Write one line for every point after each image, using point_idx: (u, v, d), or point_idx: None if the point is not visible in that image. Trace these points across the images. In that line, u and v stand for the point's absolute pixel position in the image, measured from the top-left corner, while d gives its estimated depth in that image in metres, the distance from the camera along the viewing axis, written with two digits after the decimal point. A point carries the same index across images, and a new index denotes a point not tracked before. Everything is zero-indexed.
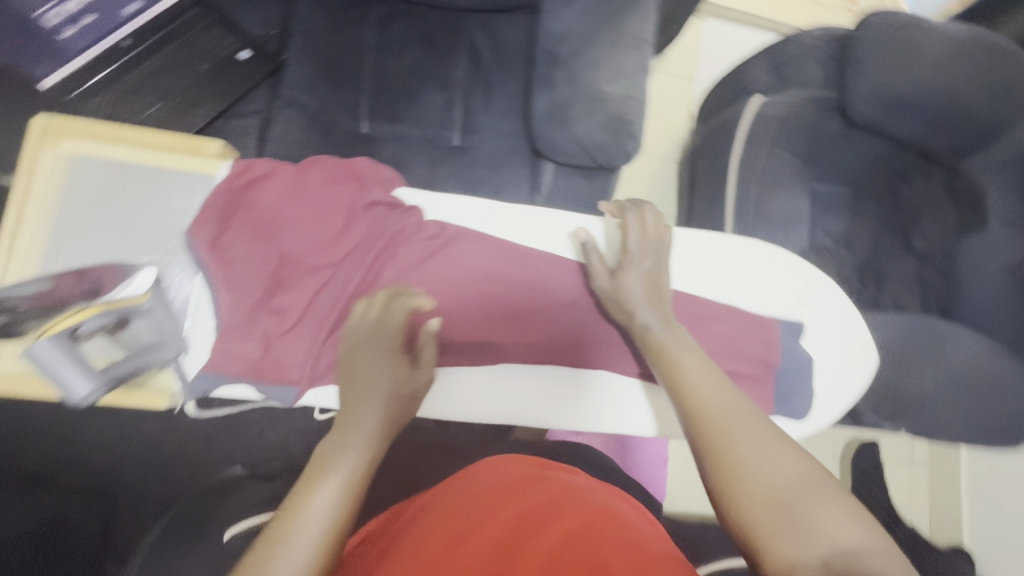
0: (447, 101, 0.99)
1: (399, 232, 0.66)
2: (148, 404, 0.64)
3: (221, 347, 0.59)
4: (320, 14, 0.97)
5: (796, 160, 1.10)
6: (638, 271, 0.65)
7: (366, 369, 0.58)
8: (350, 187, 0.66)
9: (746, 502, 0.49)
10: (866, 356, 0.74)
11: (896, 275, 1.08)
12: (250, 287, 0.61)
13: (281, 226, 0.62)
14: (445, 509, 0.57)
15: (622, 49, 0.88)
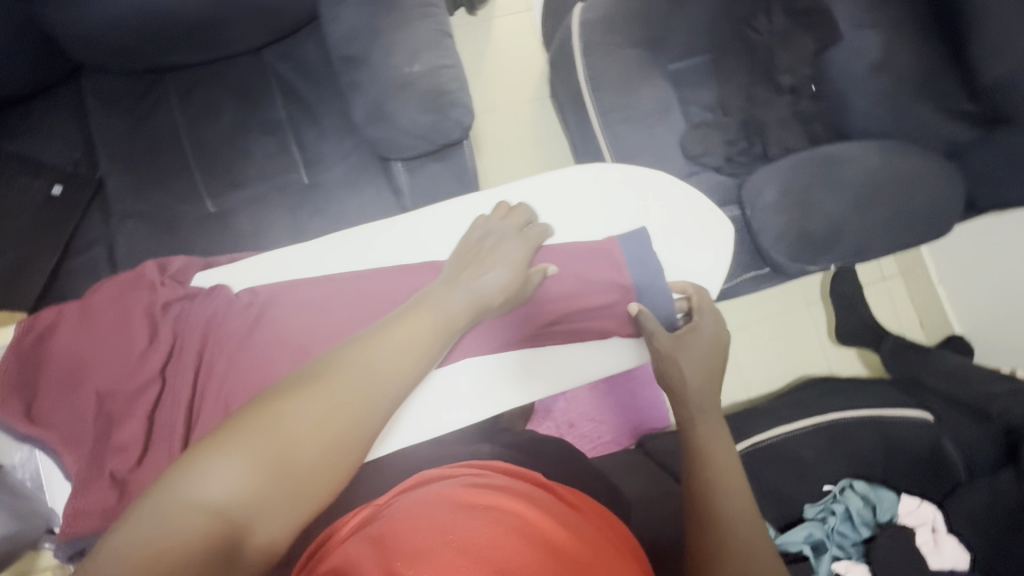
0: (278, 144, 0.95)
1: (217, 312, 0.59)
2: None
3: (75, 512, 0.51)
4: (114, 114, 0.91)
5: (643, 48, 1.05)
6: (691, 350, 0.71)
7: (481, 260, 0.64)
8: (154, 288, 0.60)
9: (707, 474, 0.63)
10: (717, 228, 0.81)
11: (776, 119, 1.06)
12: (86, 435, 0.54)
13: (94, 359, 0.56)
14: (414, 506, 0.53)
15: (410, 24, 0.84)
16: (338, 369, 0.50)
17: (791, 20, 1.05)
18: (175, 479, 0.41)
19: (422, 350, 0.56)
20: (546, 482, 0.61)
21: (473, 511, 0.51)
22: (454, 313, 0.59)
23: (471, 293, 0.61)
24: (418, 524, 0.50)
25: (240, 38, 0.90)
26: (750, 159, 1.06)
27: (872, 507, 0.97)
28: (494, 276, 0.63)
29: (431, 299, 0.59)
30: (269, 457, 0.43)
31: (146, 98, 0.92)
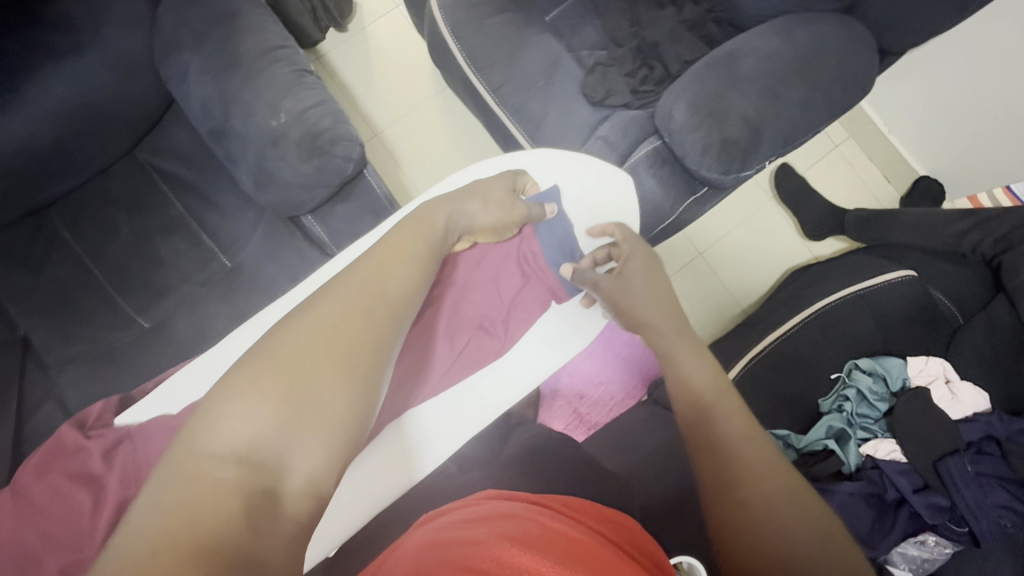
0: (188, 238, 0.93)
1: (152, 450, 0.56)
2: None
3: None
4: (10, 267, 0.88)
5: (512, 9, 1.01)
6: (636, 271, 0.70)
7: (481, 188, 0.70)
8: (81, 450, 0.57)
9: (710, 418, 0.58)
10: (623, 178, 0.81)
11: (665, 34, 1.00)
12: None
13: (41, 542, 0.52)
14: (422, 547, 0.51)
15: (261, 76, 0.80)
16: (332, 294, 0.49)
17: None
18: (192, 435, 0.39)
19: (418, 263, 0.58)
20: (539, 499, 0.59)
21: (482, 532, 0.49)
22: (435, 231, 0.63)
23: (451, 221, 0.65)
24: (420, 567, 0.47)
25: (105, 149, 0.89)
26: (655, 84, 1.02)
27: (884, 380, 0.94)
28: (480, 204, 0.69)
29: (419, 223, 0.62)
30: (283, 389, 0.42)
31: (38, 238, 0.90)
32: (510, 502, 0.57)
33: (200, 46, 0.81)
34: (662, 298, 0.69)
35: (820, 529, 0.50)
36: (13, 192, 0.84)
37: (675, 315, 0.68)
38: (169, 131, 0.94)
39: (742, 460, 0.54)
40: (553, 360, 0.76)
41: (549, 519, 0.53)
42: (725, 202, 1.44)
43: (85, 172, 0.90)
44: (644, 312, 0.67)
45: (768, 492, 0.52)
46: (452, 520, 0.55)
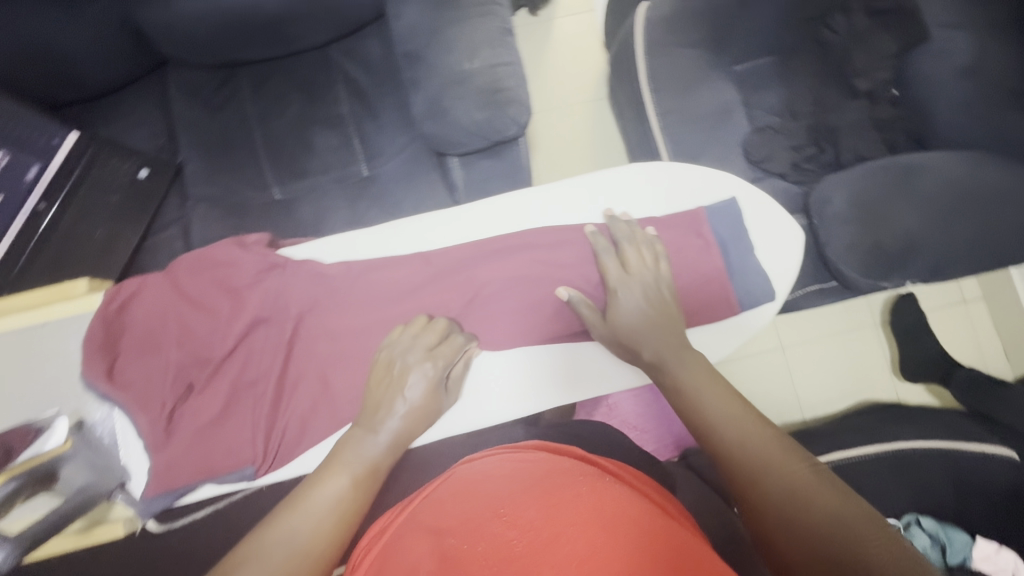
0: (343, 136, 1.00)
1: (298, 287, 0.66)
2: (110, 536, 0.63)
3: (163, 460, 0.60)
4: (194, 105, 0.99)
5: (706, 49, 1.02)
6: (626, 309, 0.63)
7: (386, 391, 0.61)
8: (231, 268, 0.66)
9: (738, 454, 0.51)
10: (797, 230, 0.71)
11: (849, 122, 0.99)
12: (162, 398, 0.62)
13: (166, 332, 0.63)
14: (461, 493, 0.52)
15: (469, 23, 0.85)
16: (261, 544, 0.51)
17: (871, 19, 0.99)
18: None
19: (365, 486, 0.58)
20: (592, 458, 0.58)
21: (521, 482, 0.50)
22: (371, 459, 0.59)
23: (389, 432, 0.60)
24: (457, 512, 0.48)
25: (308, 36, 0.96)
26: (818, 166, 1.00)
27: (943, 547, 0.90)
28: (393, 416, 0.60)
29: (349, 442, 0.59)
30: None
31: (223, 89, 1.00)
32: (566, 456, 0.56)
33: None
34: (657, 315, 0.63)
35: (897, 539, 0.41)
36: (226, 41, 0.93)
37: (668, 330, 0.62)
38: (364, 42, 1.01)
39: (781, 476, 0.47)
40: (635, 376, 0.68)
41: (598, 478, 0.52)
42: (828, 309, 1.39)
43: (285, 49, 0.98)
44: (643, 338, 0.62)
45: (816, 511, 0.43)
46: (484, 470, 0.55)
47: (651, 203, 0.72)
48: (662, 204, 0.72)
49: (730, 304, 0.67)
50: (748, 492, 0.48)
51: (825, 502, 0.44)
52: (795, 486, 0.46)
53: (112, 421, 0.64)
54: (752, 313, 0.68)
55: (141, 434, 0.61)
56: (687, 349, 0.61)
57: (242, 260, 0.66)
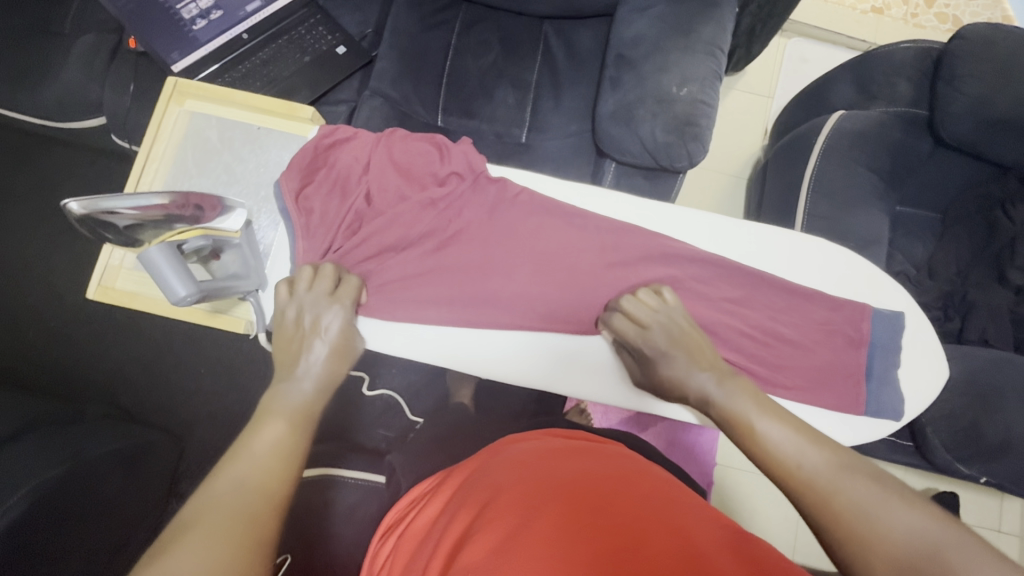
0: (521, 99, 1.05)
1: (486, 197, 0.70)
2: (226, 328, 0.69)
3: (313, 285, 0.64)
4: (411, 13, 1.05)
5: (878, 178, 1.03)
6: (659, 327, 0.63)
7: (298, 335, 0.58)
8: (431, 155, 0.70)
9: (779, 454, 0.48)
10: (940, 366, 0.70)
11: (988, 306, 0.97)
12: (328, 235, 0.67)
13: (356, 184, 0.68)
14: (523, 460, 0.52)
15: (692, 54, 0.89)
16: (203, 494, 0.41)
17: None
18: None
19: (344, 356, 0.59)
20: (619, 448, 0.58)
21: (563, 466, 0.49)
22: (303, 401, 0.52)
23: (314, 376, 0.55)
24: (494, 478, 0.49)
25: (539, 3, 1.02)
26: (939, 331, 0.99)
27: None
28: (316, 319, 0.60)
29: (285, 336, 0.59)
30: (236, 516, 0.40)
31: (441, 12, 1.06)
32: (614, 447, 0.56)
33: (673, 1, 0.92)
34: (688, 341, 0.62)
35: (951, 529, 0.39)
36: None
37: (704, 359, 0.61)
38: (581, 30, 1.06)
39: (816, 468, 0.45)
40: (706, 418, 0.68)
41: (635, 464, 0.51)
42: None
43: (511, 4, 1.04)
44: (668, 345, 0.62)
45: (882, 517, 0.41)
46: (553, 446, 0.54)
47: (815, 279, 0.71)
48: (829, 285, 0.71)
49: (857, 401, 0.67)
50: (814, 506, 0.44)
51: (849, 494, 0.43)
52: (843, 489, 0.43)
53: (270, 234, 0.70)
54: (871, 422, 0.68)
55: (293, 257, 0.66)
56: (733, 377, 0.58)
57: (458, 158, 0.70)
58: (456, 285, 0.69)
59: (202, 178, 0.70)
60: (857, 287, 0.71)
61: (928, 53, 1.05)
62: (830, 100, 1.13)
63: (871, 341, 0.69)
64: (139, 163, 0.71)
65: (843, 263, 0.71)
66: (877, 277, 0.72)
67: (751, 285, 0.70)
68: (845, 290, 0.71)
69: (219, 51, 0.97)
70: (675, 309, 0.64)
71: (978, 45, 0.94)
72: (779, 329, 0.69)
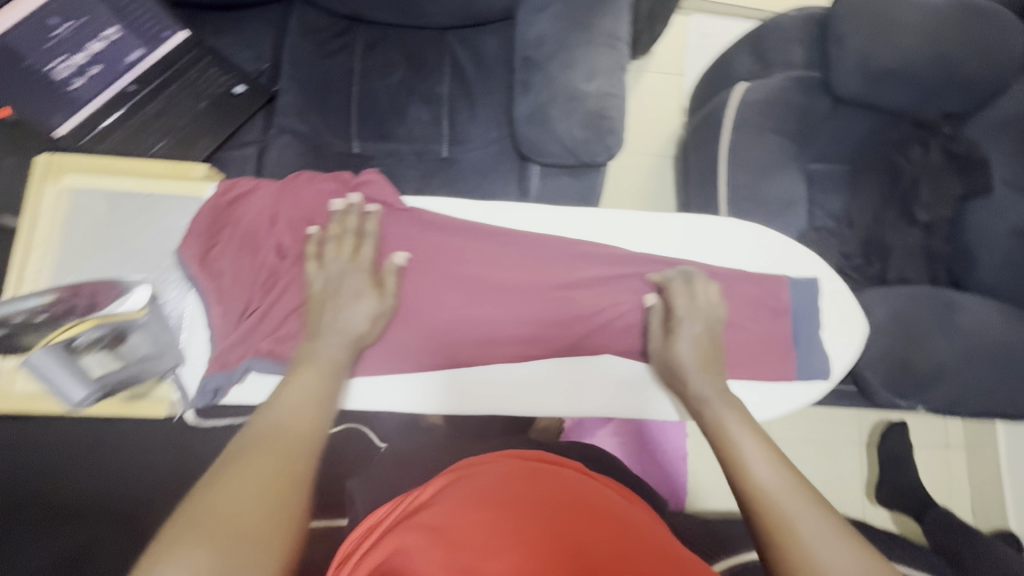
0: (435, 114, 1.03)
1: (403, 230, 0.68)
2: (147, 414, 0.66)
3: (230, 351, 0.63)
4: (307, 43, 1.02)
5: (788, 141, 1.08)
6: (685, 339, 0.62)
7: (336, 301, 0.59)
8: (340, 196, 0.68)
9: (756, 470, 0.47)
10: (859, 320, 0.75)
11: (902, 246, 1.04)
12: (240, 295, 0.64)
13: (261, 236, 0.65)
14: (486, 484, 0.53)
15: (595, 49, 0.90)
16: (247, 432, 0.44)
17: (945, 160, 1.03)
18: (191, 509, 0.38)
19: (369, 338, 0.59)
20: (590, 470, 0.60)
21: (526, 495, 0.51)
22: (334, 360, 0.55)
23: (342, 330, 0.57)
24: (445, 518, 0.48)
25: (437, 15, 1.01)
26: (864, 277, 1.05)
27: None
28: (354, 288, 0.60)
29: (325, 312, 0.58)
30: (234, 511, 0.38)
31: (339, 37, 1.04)
32: (563, 468, 0.59)
33: None
34: (705, 355, 0.62)
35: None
36: None
37: (719, 372, 0.61)
38: (485, 36, 1.05)
39: (783, 496, 0.45)
40: (624, 408, 0.71)
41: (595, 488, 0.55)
42: (822, 418, 1.40)
43: (409, 20, 1.02)
44: (685, 356, 0.62)
45: (834, 553, 0.41)
46: (523, 470, 0.56)
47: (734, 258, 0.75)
48: (750, 261, 0.75)
49: (789, 367, 0.70)
50: (768, 531, 0.43)
51: (808, 525, 0.42)
52: (804, 520, 0.43)
53: (184, 301, 0.67)
54: (807, 385, 0.71)
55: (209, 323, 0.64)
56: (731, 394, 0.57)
57: (369, 193, 0.68)
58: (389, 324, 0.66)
59: (94, 257, 0.66)
60: (775, 262, 0.75)
61: (814, 17, 1.11)
62: (734, 72, 1.17)
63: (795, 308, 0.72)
64: (20, 251, 0.66)
65: (758, 238, 0.75)
66: (791, 246, 0.75)
67: (680, 270, 0.72)
68: (764, 264, 0.75)
69: (104, 109, 0.91)
70: (709, 296, 0.66)
71: (854, 7, 1.01)
72: (715, 307, 0.71)
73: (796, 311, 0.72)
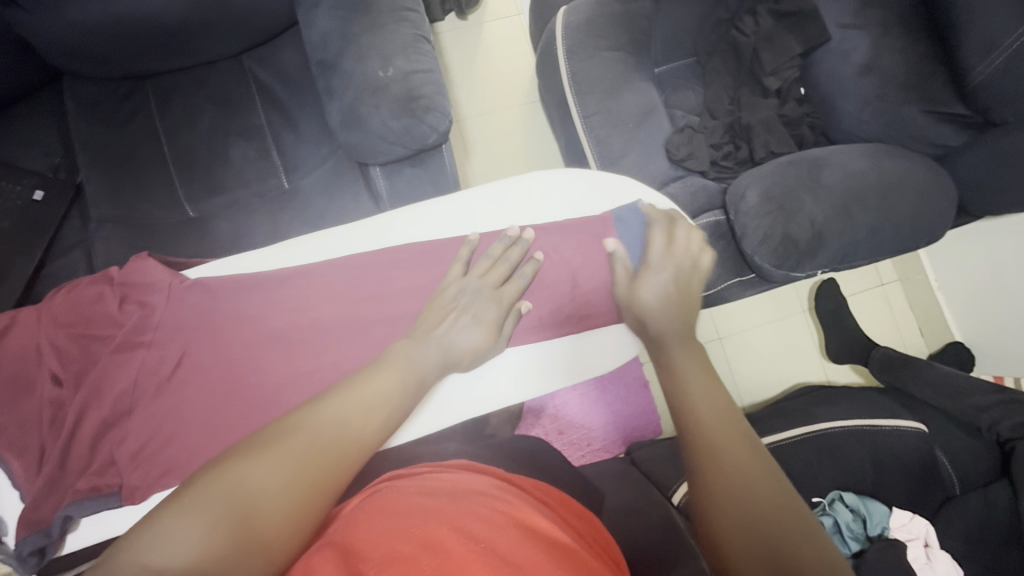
0: (259, 147, 0.96)
1: (187, 305, 0.65)
2: None
3: (35, 505, 0.60)
4: (93, 120, 0.94)
5: (624, 52, 1.04)
6: (651, 281, 0.65)
7: (440, 319, 0.64)
8: (105, 299, 0.65)
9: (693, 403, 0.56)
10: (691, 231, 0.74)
11: (761, 121, 1.03)
12: (36, 441, 0.62)
13: (35, 375, 0.63)
14: (402, 496, 0.50)
15: (382, 29, 0.83)
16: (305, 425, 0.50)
17: (777, 22, 1.01)
18: (225, 482, 0.45)
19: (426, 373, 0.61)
20: (511, 477, 0.58)
21: (475, 500, 0.50)
22: (419, 368, 0.60)
23: (438, 358, 0.62)
24: (376, 531, 0.44)
25: (218, 46, 0.93)
26: (735, 163, 1.06)
27: (863, 520, 0.93)
28: (468, 317, 0.64)
29: (399, 351, 0.61)
30: (236, 507, 0.43)
31: (126, 103, 0.95)
32: (488, 476, 0.56)
33: None
34: (674, 297, 0.65)
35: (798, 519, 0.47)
36: (128, 53, 0.88)
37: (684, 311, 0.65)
38: (280, 50, 0.97)
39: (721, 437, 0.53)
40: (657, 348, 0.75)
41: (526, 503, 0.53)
42: (759, 299, 1.40)
43: (191, 59, 0.94)
44: (654, 294, 0.65)
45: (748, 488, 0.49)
46: (450, 482, 0.53)
47: (561, 210, 0.73)
48: (570, 209, 0.73)
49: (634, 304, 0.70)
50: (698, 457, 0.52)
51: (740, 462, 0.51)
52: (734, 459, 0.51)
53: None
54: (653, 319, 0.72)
55: (14, 481, 0.61)
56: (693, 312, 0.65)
57: (132, 281, 0.65)
58: (213, 406, 0.64)
59: None
60: (594, 194, 0.74)
61: None
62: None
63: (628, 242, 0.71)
64: None
65: (580, 182, 0.74)
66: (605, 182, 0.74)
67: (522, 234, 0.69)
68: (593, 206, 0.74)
69: None
70: (677, 241, 0.67)
71: None
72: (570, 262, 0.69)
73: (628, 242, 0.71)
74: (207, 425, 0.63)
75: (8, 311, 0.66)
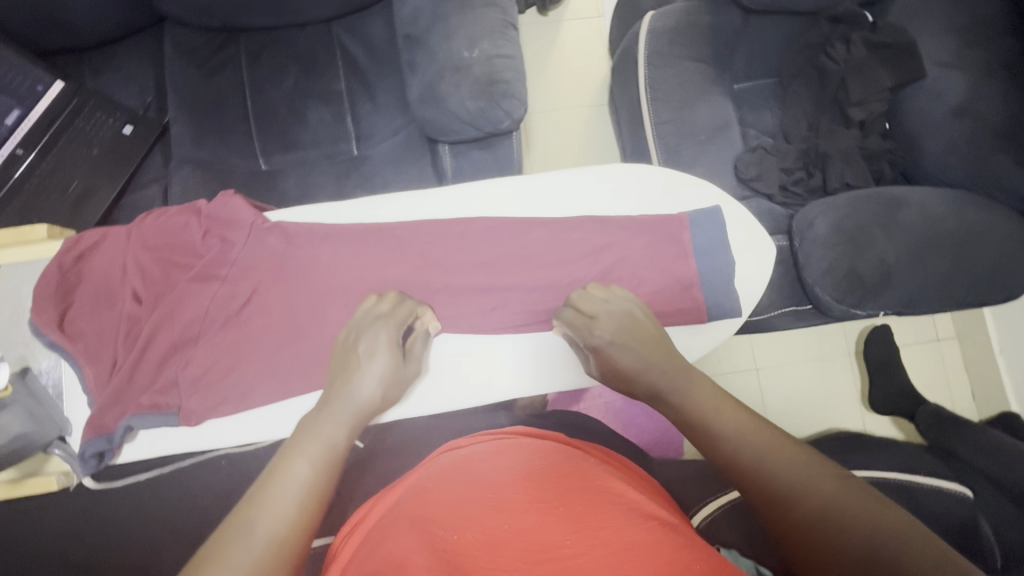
0: (336, 112, 0.99)
1: (261, 248, 0.67)
2: (40, 490, 0.71)
3: (101, 410, 0.63)
4: (187, 66, 0.98)
5: (705, 64, 1.03)
6: (609, 349, 0.62)
7: (352, 357, 0.61)
8: (191, 228, 0.68)
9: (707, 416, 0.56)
10: (765, 247, 0.72)
11: (839, 151, 1.00)
12: (110, 352, 0.66)
13: (120, 290, 0.68)
14: (466, 462, 0.51)
15: (472, 11, 0.85)
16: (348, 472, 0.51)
17: (870, 52, 0.98)
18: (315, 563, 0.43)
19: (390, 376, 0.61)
20: (573, 441, 0.59)
21: (537, 461, 0.50)
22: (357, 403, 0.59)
23: (355, 399, 0.58)
24: (446, 493, 0.46)
25: (313, 9, 0.95)
26: (806, 191, 1.02)
27: None
28: (366, 345, 0.60)
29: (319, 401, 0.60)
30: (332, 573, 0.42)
31: (218, 53, 0.99)
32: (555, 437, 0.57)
33: None
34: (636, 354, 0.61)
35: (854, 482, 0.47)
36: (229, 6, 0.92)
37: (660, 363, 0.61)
38: (369, 20, 0.99)
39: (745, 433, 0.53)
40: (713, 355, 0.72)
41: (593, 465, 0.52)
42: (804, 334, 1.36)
43: (285, 20, 0.97)
44: (622, 356, 0.62)
45: (812, 480, 0.48)
46: (521, 444, 0.54)
47: (631, 207, 0.72)
48: (642, 207, 0.72)
49: (695, 310, 0.68)
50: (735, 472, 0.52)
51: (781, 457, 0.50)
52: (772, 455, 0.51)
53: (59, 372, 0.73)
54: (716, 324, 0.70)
55: (84, 384, 0.65)
56: (685, 372, 0.61)
57: (216, 216, 0.67)
58: (273, 347, 0.66)
59: None
60: (667, 196, 0.73)
61: None
62: None
63: (701, 246, 0.69)
64: None
65: (654, 181, 0.73)
66: (682, 185, 0.73)
67: (586, 226, 0.69)
68: (664, 206, 0.73)
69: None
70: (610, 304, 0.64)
71: None
72: (632, 261, 0.68)
73: (699, 245, 0.69)
74: (264, 364, 0.66)
75: (100, 227, 0.70)
